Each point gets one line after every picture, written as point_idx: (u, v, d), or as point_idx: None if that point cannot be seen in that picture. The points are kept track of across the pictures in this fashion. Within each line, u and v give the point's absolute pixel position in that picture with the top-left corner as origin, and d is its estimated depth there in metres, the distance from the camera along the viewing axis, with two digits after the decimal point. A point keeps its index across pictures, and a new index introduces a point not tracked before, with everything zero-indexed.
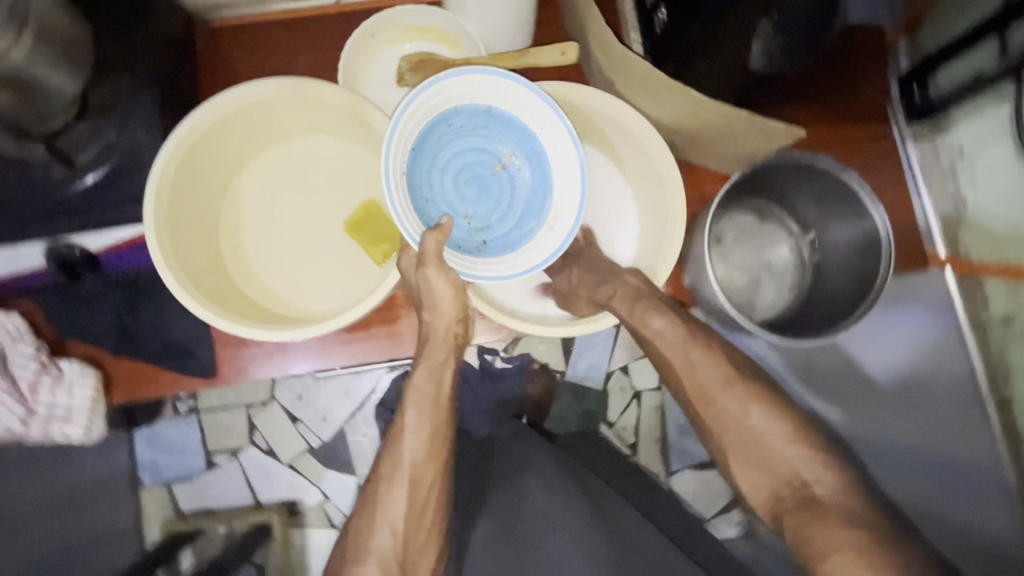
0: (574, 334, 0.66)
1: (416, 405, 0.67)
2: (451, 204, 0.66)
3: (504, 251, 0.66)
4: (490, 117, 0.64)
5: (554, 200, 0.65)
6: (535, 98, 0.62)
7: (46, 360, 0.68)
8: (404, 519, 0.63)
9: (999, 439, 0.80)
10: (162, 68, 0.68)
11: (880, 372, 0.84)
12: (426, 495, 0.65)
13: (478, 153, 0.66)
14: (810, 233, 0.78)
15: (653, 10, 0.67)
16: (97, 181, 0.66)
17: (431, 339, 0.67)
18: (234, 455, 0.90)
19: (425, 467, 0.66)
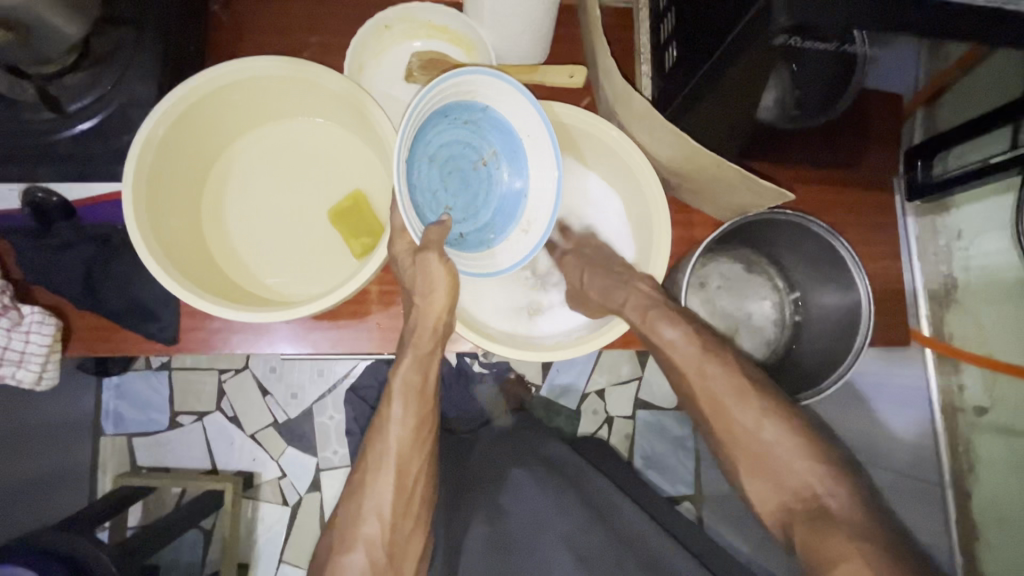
0: (560, 352, 0.65)
1: (403, 395, 0.66)
2: (434, 194, 0.65)
3: (480, 246, 0.67)
4: (482, 115, 0.65)
5: (528, 208, 0.67)
6: (528, 106, 0.63)
7: (7, 303, 0.68)
8: (391, 504, 0.66)
9: (949, 506, 0.89)
10: (169, 28, 0.67)
11: (901, 427, 0.92)
12: (412, 486, 0.67)
13: (464, 146, 0.66)
14: (795, 292, 0.77)
15: (664, 48, 0.64)
16: (90, 129, 0.66)
17: (413, 329, 0.65)
18: (200, 417, 1.41)
19: (411, 457, 0.67)
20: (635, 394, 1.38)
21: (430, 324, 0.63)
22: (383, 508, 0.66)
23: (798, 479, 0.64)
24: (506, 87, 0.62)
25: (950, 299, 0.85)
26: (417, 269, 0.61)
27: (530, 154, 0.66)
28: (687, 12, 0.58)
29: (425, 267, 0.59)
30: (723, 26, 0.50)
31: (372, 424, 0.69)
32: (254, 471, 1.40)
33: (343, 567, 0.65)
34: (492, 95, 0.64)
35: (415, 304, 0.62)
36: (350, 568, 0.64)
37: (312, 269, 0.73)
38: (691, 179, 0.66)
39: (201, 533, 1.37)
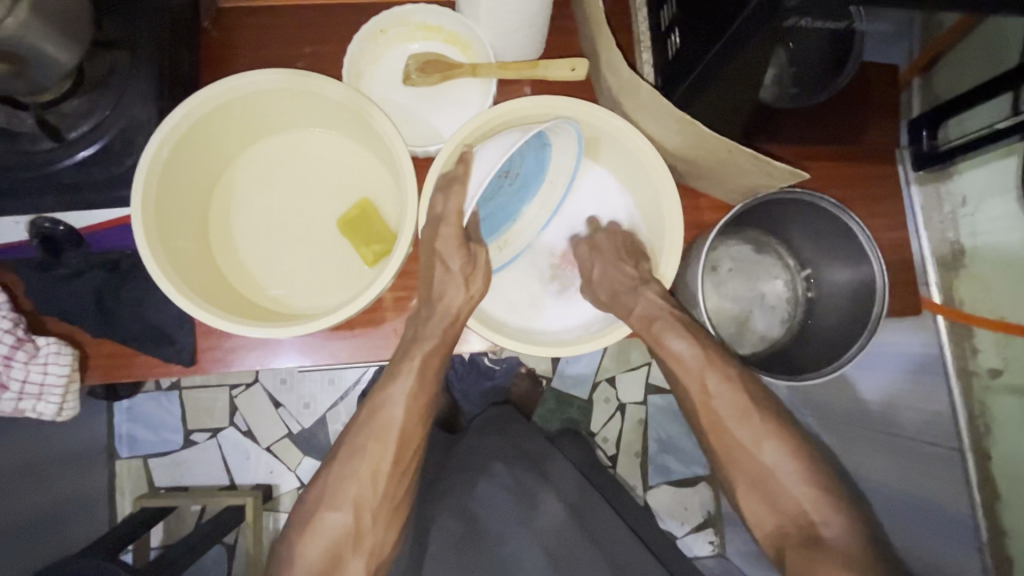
0: (570, 351, 0.65)
1: (416, 369, 0.67)
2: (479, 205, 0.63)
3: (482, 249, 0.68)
4: (538, 146, 0.66)
5: (511, 227, 0.71)
6: (569, 153, 0.68)
7: (22, 336, 0.68)
8: (388, 466, 0.69)
9: (973, 485, 0.86)
10: (162, 47, 0.66)
11: (869, 394, 1.01)
12: (411, 454, 0.71)
13: (507, 161, 0.64)
14: (806, 270, 0.77)
15: (666, 36, 0.64)
16: (91, 157, 0.63)
17: (432, 309, 0.65)
18: (214, 433, 1.41)
19: (412, 428, 0.70)
20: (646, 379, 1.38)
21: (450, 311, 0.65)
22: (378, 474, 0.69)
23: (791, 496, 0.69)
24: (570, 134, 0.66)
25: (958, 264, 0.85)
26: (468, 258, 0.64)
27: (540, 193, 0.70)
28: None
29: (475, 260, 0.64)
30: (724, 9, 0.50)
31: (378, 390, 0.70)
32: (272, 483, 1.40)
33: (321, 521, 0.69)
34: (557, 132, 0.66)
35: (438, 288, 0.64)
36: (330, 524, 0.69)
37: (322, 280, 0.73)
38: (699, 163, 0.66)
39: (224, 549, 1.38)
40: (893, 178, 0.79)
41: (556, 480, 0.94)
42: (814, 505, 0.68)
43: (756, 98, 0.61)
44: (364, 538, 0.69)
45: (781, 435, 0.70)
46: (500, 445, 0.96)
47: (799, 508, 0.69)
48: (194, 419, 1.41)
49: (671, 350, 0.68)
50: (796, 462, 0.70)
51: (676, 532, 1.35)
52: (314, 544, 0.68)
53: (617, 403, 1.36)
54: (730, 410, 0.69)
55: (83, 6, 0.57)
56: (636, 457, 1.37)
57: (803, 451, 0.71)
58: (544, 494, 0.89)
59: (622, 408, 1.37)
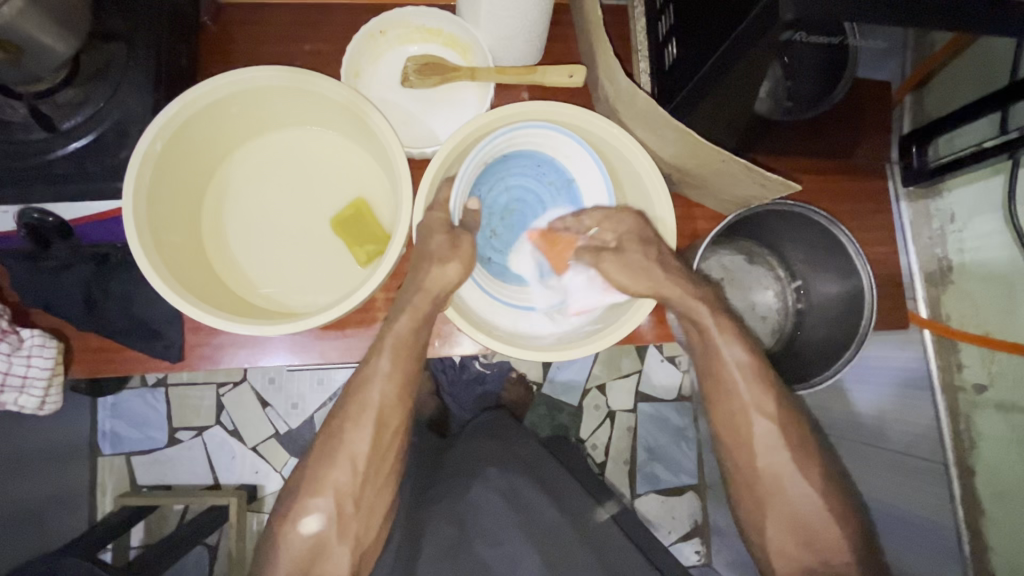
0: (575, 351, 0.65)
1: (392, 349, 0.67)
2: (492, 216, 0.73)
3: (501, 272, 0.73)
4: (568, 186, 0.74)
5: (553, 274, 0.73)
6: (600, 192, 0.72)
7: (6, 327, 0.66)
8: (367, 450, 0.69)
9: (955, 501, 0.87)
10: (160, 40, 0.66)
11: (867, 404, 1.01)
12: (389, 440, 0.70)
13: (529, 192, 0.74)
14: (797, 280, 0.77)
15: (663, 45, 0.64)
16: (82, 149, 0.63)
17: (413, 289, 0.65)
18: (200, 432, 1.39)
19: (393, 412, 0.69)
20: (636, 387, 1.39)
21: (433, 293, 0.64)
22: (357, 459, 0.69)
23: (778, 505, 0.70)
24: (593, 168, 0.72)
25: (945, 280, 0.87)
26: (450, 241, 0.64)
27: None
28: (687, 8, 0.58)
29: (458, 241, 0.64)
30: (727, 18, 0.50)
31: (357, 371, 0.69)
32: (256, 483, 1.39)
33: (307, 509, 0.69)
34: (579, 170, 0.73)
35: (428, 271, 0.63)
36: (315, 509, 0.68)
37: (315, 279, 0.72)
38: (693, 173, 0.66)
39: (206, 550, 1.36)
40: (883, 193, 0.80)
41: (550, 485, 0.93)
42: (802, 510, 0.70)
43: (751, 109, 0.61)
44: (347, 524, 0.69)
45: (773, 446, 0.71)
46: (490, 449, 0.96)
47: (783, 515, 0.71)
48: (179, 416, 1.39)
49: (729, 355, 0.69)
50: (785, 472, 0.70)
51: (666, 539, 1.35)
52: (296, 530, 0.69)
53: (607, 410, 1.36)
54: (722, 414, 0.72)
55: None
56: (624, 466, 1.37)
57: (796, 463, 0.71)
58: (535, 497, 0.89)
59: (611, 415, 1.37)
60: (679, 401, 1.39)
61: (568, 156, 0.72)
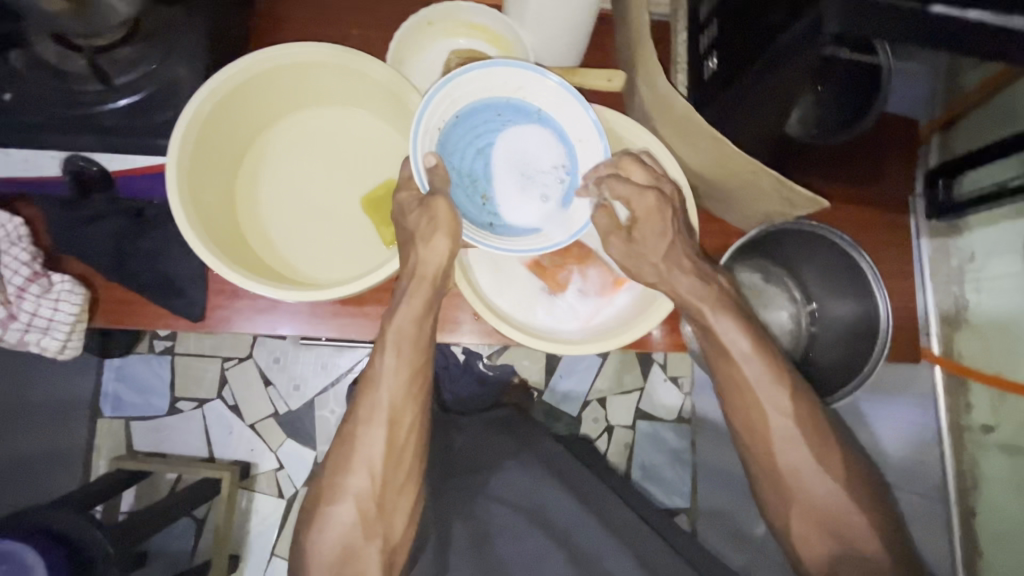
0: (587, 349, 0.68)
1: (395, 345, 0.68)
2: (472, 179, 0.66)
3: (511, 232, 0.66)
4: (537, 118, 0.67)
5: (573, 205, 0.66)
6: (576, 106, 0.65)
7: (39, 270, 0.68)
8: (381, 456, 0.68)
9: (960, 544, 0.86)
10: (215, 9, 0.68)
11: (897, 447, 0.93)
12: (405, 436, 0.70)
13: (506, 141, 0.67)
14: (811, 304, 0.77)
15: (702, 59, 0.65)
16: (129, 107, 0.64)
17: (407, 277, 0.66)
18: (201, 404, 1.40)
19: (404, 408, 0.69)
20: (636, 404, 1.39)
21: (431, 275, 0.65)
22: (373, 462, 0.68)
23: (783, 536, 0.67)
24: (553, 86, 0.65)
25: (960, 320, 0.87)
26: (425, 213, 0.62)
27: (581, 158, 0.67)
28: (732, 21, 0.59)
29: (432, 212, 0.62)
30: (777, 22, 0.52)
31: (362, 379, 0.70)
32: (250, 461, 1.39)
33: (328, 517, 0.68)
34: (541, 98, 0.66)
35: (417, 251, 0.63)
36: (337, 518, 0.68)
37: (344, 254, 0.74)
38: (721, 186, 0.67)
39: (194, 522, 1.37)
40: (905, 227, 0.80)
41: (570, 479, 0.91)
42: (835, 530, 0.66)
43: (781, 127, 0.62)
44: (374, 524, 0.68)
45: (785, 473, 0.67)
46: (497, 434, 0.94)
47: (798, 505, 0.67)
48: (182, 386, 1.40)
49: (761, 381, 0.67)
50: (794, 467, 0.67)
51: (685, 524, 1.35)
52: (326, 538, 0.68)
53: (605, 423, 1.36)
54: (747, 428, 0.69)
55: None
56: None
57: (812, 453, 0.67)
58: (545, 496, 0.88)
59: (609, 428, 1.37)
60: (677, 422, 1.39)
61: (520, 89, 0.66)
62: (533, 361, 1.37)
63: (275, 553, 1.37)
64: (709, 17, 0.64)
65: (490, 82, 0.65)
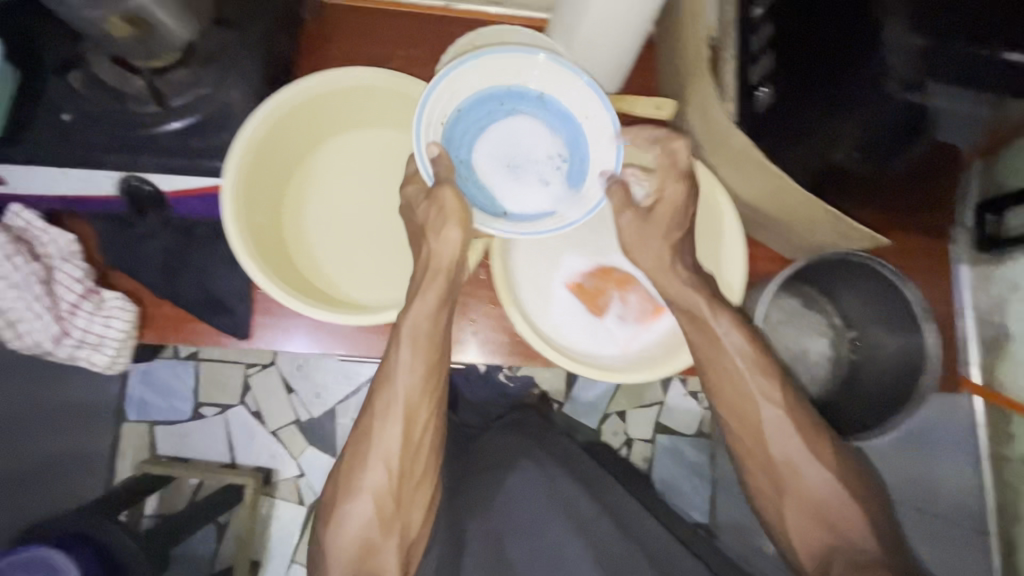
0: (622, 378, 0.69)
1: (410, 342, 0.67)
2: (480, 172, 0.64)
3: (522, 219, 0.63)
4: (540, 101, 0.65)
5: (583, 184, 0.64)
6: (580, 84, 0.64)
7: (91, 288, 0.70)
8: (398, 454, 0.68)
9: None
10: (268, 32, 0.69)
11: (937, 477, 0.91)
12: (420, 434, 0.69)
13: (509, 127, 0.65)
14: (853, 330, 0.77)
15: (754, 90, 0.63)
16: (182, 129, 0.65)
17: (422, 273, 0.67)
18: (224, 410, 1.40)
19: (420, 405, 0.68)
20: (657, 418, 1.39)
21: (446, 268, 0.66)
22: (390, 459, 0.68)
23: None
24: (555, 66, 0.63)
25: (1002, 350, 0.86)
26: (433, 205, 0.62)
27: (590, 137, 0.65)
28: (799, 49, 0.58)
29: (440, 203, 0.61)
30: (863, 30, 0.52)
31: (378, 377, 0.69)
32: (272, 467, 1.40)
33: (346, 513, 0.68)
34: (544, 81, 0.65)
35: (429, 244, 0.64)
36: (355, 514, 0.68)
37: (388, 275, 0.75)
38: (771, 215, 0.67)
39: (215, 527, 1.37)
40: (941, 254, 0.80)
41: (589, 485, 0.88)
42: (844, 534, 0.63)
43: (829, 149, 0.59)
44: (391, 520, 0.68)
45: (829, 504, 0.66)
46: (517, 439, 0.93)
47: None
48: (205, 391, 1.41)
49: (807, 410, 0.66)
50: (785, 454, 0.65)
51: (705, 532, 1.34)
52: (347, 533, 0.68)
53: (626, 437, 1.36)
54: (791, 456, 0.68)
55: None
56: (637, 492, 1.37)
57: (804, 442, 0.65)
58: None
59: (629, 441, 1.37)
60: (698, 437, 1.39)
61: (520, 73, 0.64)
62: (555, 374, 1.37)
63: (295, 559, 1.38)
64: (764, 47, 0.63)
65: (489, 72, 0.64)
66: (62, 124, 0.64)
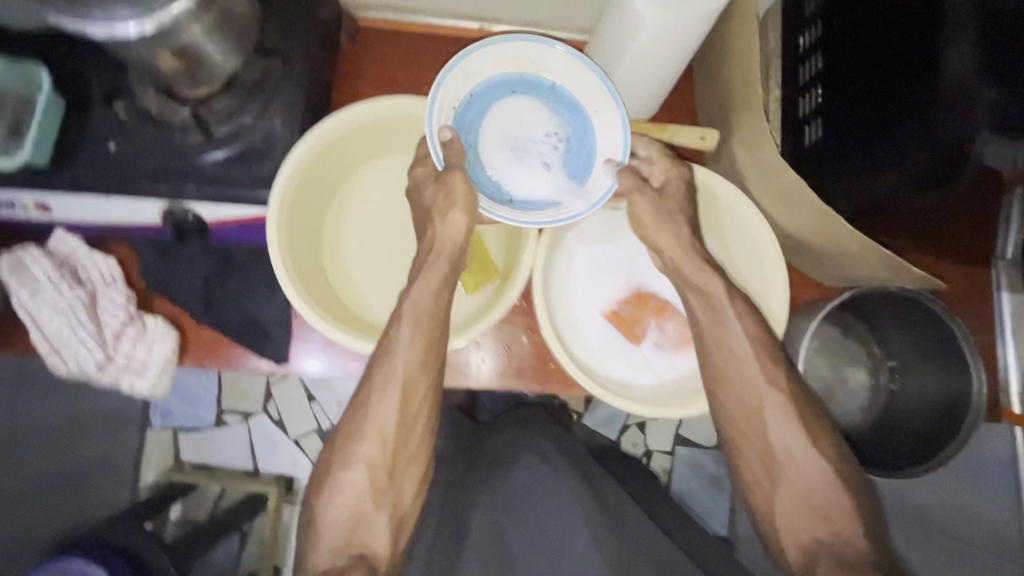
0: (658, 412, 0.67)
1: (412, 316, 0.64)
2: (492, 157, 0.66)
3: (528, 205, 0.65)
4: (551, 92, 0.68)
5: (589, 174, 0.66)
6: (592, 79, 0.67)
7: (134, 313, 0.71)
8: (395, 425, 0.63)
9: None
10: (310, 59, 0.70)
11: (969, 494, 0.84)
12: (419, 405, 0.64)
13: (520, 115, 0.67)
14: (891, 362, 0.76)
15: (803, 124, 0.64)
16: (224, 157, 0.65)
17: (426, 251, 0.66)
18: (245, 418, 1.41)
19: (419, 378, 0.63)
20: (677, 430, 1.38)
21: (450, 247, 0.64)
22: (385, 430, 0.63)
23: None
24: (569, 61, 0.67)
25: None
26: (443, 189, 0.63)
27: (598, 128, 0.67)
28: (846, 75, 0.58)
29: (450, 186, 0.62)
30: (929, 52, 0.48)
31: (376, 347, 0.65)
32: (293, 476, 1.41)
33: (338, 483, 0.62)
34: (557, 73, 0.68)
35: (434, 227, 0.63)
36: (348, 484, 0.62)
37: None
38: (819, 249, 0.67)
39: (238, 537, 1.36)
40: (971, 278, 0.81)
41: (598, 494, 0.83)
42: (847, 539, 0.58)
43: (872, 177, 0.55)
44: (383, 494, 0.62)
45: None
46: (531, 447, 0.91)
47: None
48: (228, 400, 1.41)
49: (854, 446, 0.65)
50: (781, 444, 0.62)
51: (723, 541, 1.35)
52: (334, 503, 0.61)
53: (646, 448, 1.35)
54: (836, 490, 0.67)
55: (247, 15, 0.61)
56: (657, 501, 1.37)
57: (794, 432, 0.62)
58: None
59: (648, 452, 1.37)
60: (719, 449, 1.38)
61: (534, 64, 0.67)
62: None
63: None
64: (813, 80, 0.63)
65: (505, 60, 0.67)
66: (107, 152, 0.64)
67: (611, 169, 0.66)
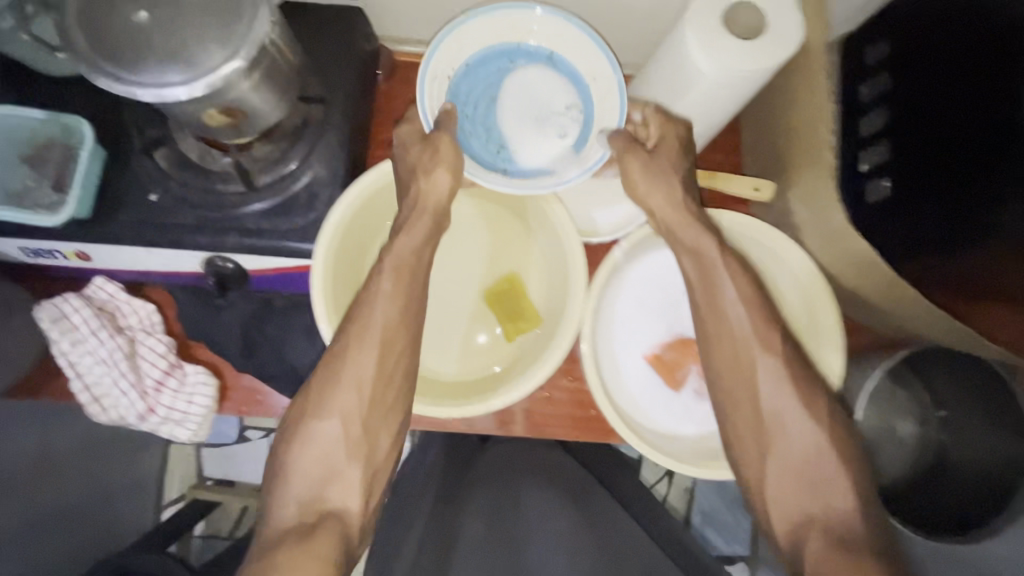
0: (703, 471, 0.66)
1: (393, 269, 0.60)
2: (487, 128, 0.63)
3: (521, 174, 0.62)
4: (548, 61, 0.64)
5: (586, 143, 0.63)
6: (591, 47, 0.63)
7: (174, 361, 0.70)
8: (372, 377, 0.57)
9: None
10: (352, 104, 0.68)
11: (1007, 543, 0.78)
12: (398, 358, 0.59)
13: (516, 85, 0.64)
14: (941, 413, 0.72)
15: (866, 180, 0.60)
16: (265, 209, 0.64)
17: (408, 207, 0.62)
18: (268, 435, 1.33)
19: (398, 332, 0.59)
20: None
21: (435, 209, 0.62)
22: (363, 383, 0.56)
23: None
24: (569, 30, 0.63)
25: None
26: (427, 148, 0.60)
27: (596, 98, 0.64)
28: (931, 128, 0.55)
29: (436, 145, 0.59)
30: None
31: (354, 299, 0.60)
32: None
33: (311, 437, 0.54)
34: (555, 41, 0.64)
35: (417, 184, 0.61)
36: (320, 437, 0.55)
37: (463, 347, 0.75)
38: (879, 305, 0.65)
39: None
40: None
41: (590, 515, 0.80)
42: (863, 518, 0.52)
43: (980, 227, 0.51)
44: (359, 450, 0.55)
45: None
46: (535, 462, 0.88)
47: None
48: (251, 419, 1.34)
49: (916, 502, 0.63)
50: (779, 415, 0.57)
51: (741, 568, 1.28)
52: (305, 454, 0.54)
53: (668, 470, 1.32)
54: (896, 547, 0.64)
55: (292, 65, 0.59)
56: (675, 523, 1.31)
57: (797, 395, 0.56)
58: None
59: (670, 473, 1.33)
60: None
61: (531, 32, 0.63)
62: None
63: None
64: (877, 133, 0.60)
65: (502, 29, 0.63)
66: (149, 205, 0.63)
67: (604, 136, 0.62)
